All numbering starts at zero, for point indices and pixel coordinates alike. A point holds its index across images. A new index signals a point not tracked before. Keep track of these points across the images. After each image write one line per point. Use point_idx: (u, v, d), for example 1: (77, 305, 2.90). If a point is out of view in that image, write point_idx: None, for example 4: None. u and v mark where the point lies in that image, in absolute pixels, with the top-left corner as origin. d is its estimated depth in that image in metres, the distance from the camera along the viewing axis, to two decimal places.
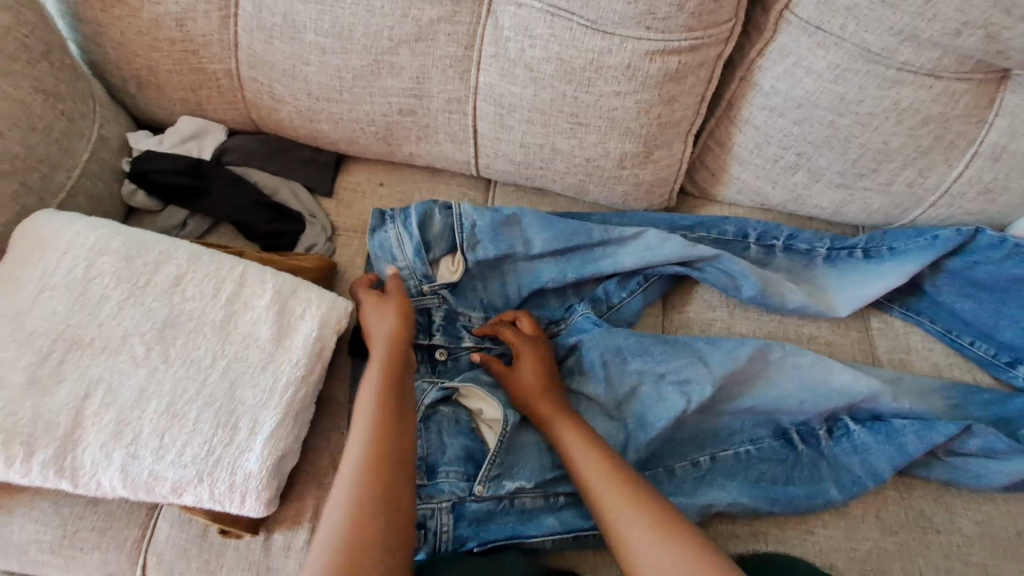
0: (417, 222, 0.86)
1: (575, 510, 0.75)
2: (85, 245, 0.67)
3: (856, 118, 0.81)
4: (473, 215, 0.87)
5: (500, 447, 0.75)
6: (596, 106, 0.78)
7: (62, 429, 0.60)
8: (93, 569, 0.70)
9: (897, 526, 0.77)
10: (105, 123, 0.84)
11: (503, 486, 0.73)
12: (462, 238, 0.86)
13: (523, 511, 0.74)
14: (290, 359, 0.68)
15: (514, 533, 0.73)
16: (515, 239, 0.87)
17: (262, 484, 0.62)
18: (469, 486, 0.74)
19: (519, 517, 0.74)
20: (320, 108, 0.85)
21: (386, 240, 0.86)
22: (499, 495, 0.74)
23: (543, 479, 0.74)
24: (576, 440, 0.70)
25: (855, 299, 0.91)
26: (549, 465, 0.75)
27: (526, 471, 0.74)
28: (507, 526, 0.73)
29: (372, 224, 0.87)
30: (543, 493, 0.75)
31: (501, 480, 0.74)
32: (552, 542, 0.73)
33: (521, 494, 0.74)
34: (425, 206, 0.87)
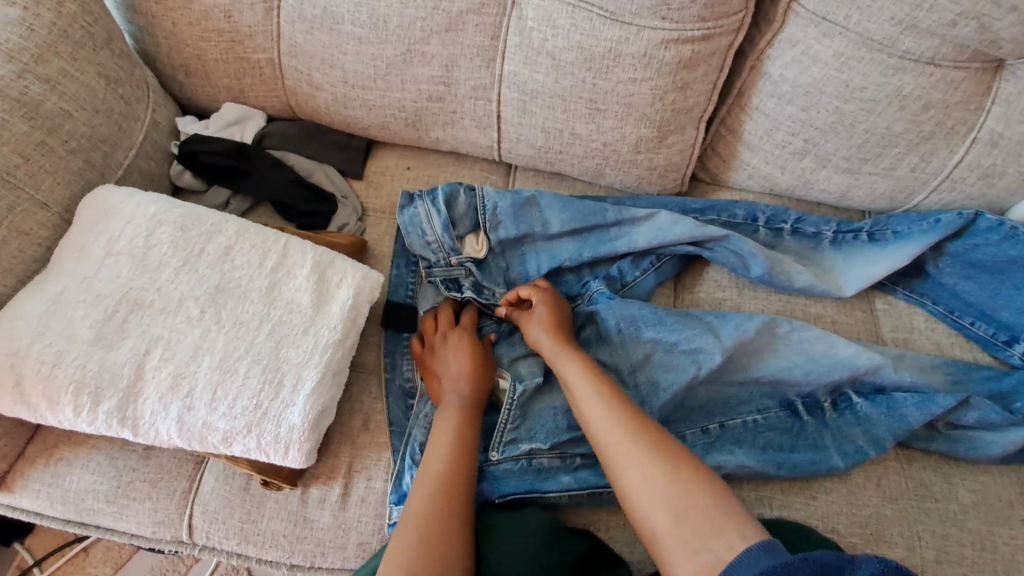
0: (446, 201, 0.91)
1: (591, 469, 0.79)
2: (146, 216, 0.74)
3: (860, 105, 0.85)
4: (495, 197, 0.92)
5: (516, 411, 0.81)
6: (614, 92, 0.83)
7: (126, 382, 0.66)
8: (144, 517, 0.76)
9: (898, 494, 0.81)
10: (158, 108, 0.90)
11: (519, 447, 0.79)
12: (485, 218, 0.91)
13: (540, 470, 0.78)
14: (329, 323, 0.74)
15: (533, 487, 0.77)
16: (534, 220, 0.92)
17: (304, 436, 0.68)
18: (486, 451, 0.79)
19: (537, 475, 0.78)
20: (354, 95, 0.91)
21: (415, 216, 0.91)
22: (516, 456, 0.78)
23: (559, 440, 0.79)
24: (582, 378, 0.75)
25: (860, 279, 0.95)
26: (564, 426, 0.80)
27: (542, 433, 0.80)
28: (526, 482, 0.77)
29: (401, 202, 0.92)
30: (560, 454, 0.79)
31: (516, 441, 0.79)
32: (568, 498, 0.77)
33: (538, 454, 0.79)
34: (452, 187, 0.92)
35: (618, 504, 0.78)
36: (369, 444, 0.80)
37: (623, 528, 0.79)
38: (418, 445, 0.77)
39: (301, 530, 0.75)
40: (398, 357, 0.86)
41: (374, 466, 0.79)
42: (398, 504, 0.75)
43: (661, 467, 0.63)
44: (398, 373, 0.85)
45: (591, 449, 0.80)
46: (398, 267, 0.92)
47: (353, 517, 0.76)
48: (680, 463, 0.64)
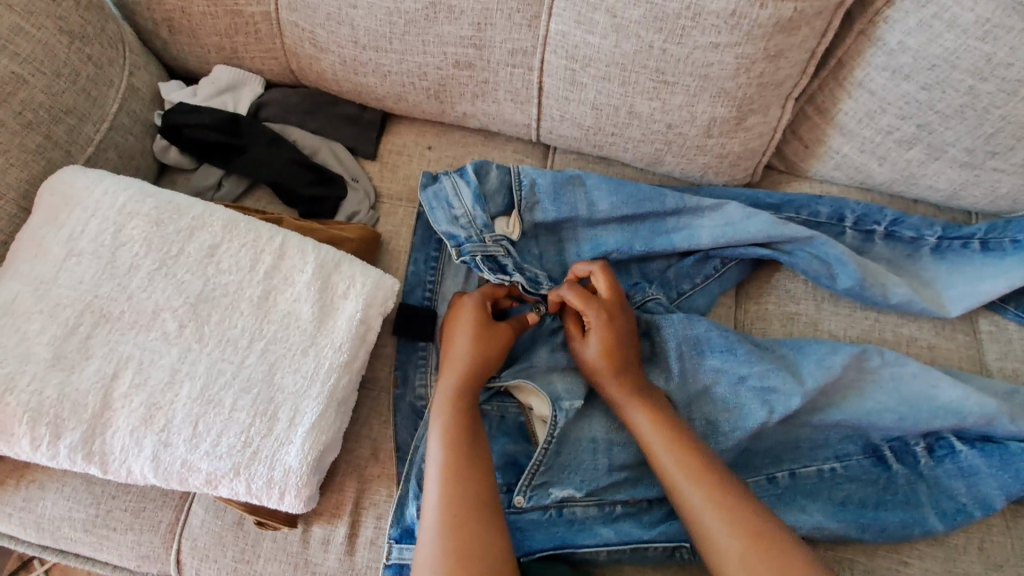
0: (475, 174, 0.78)
1: (632, 520, 0.68)
2: (115, 206, 0.61)
3: (1001, 85, 0.67)
4: (534, 172, 0.79)
5: (551, 449, 0.68)
6: (688, 61, 0.67)
7: (90, 411, 0.55)
8: (126, 550, 0.67)
9: (1005, 561, 0.67)
10: (135, 70, 0.77)
11: (550, 495, 0.67)
12: (520, 195, 0.78)
13: (573, 520, 0.68)
14: (333, 342, 0.62)
15: (564, 542, 0.66)
16: (578, 201, 0.79)
17: (302, 481, 0.57)
18: (510, 497, 0.68)
19: (569, 527, 0.67)
20: (366, 58, 0.76)
21: (440, 190, 0.77)
22: (544, 505, 0.67)
23: (596, 487, 0.67)
24: (659, 438, 0.62)
25: (969, 297, 0.79)
26: (603, 469, 0.68)
27: (577, 479, 0.67)
28: (556, 534, 0.67)
29: (423, 180, 0.79)
30: (597, 502, 0.68)
31: (547, 486, 0.67)
32: (607, 555, 0.67)
33: (570, 502, 0.68)
34: (481, 162, 0.79)
35: (663, 562, 0.67)
36: (379, 477, 0.68)
37: None
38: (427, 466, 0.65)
39: None
40: (411, 370, 0.72)
41: (384, 503, 0.67)
42: (402, 540, 0.64)
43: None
44: (410, 390, 0.71)
45: (633, 496, 0.68)
46: (415, 262, 0.77)
47: (362, 562, 0.65)
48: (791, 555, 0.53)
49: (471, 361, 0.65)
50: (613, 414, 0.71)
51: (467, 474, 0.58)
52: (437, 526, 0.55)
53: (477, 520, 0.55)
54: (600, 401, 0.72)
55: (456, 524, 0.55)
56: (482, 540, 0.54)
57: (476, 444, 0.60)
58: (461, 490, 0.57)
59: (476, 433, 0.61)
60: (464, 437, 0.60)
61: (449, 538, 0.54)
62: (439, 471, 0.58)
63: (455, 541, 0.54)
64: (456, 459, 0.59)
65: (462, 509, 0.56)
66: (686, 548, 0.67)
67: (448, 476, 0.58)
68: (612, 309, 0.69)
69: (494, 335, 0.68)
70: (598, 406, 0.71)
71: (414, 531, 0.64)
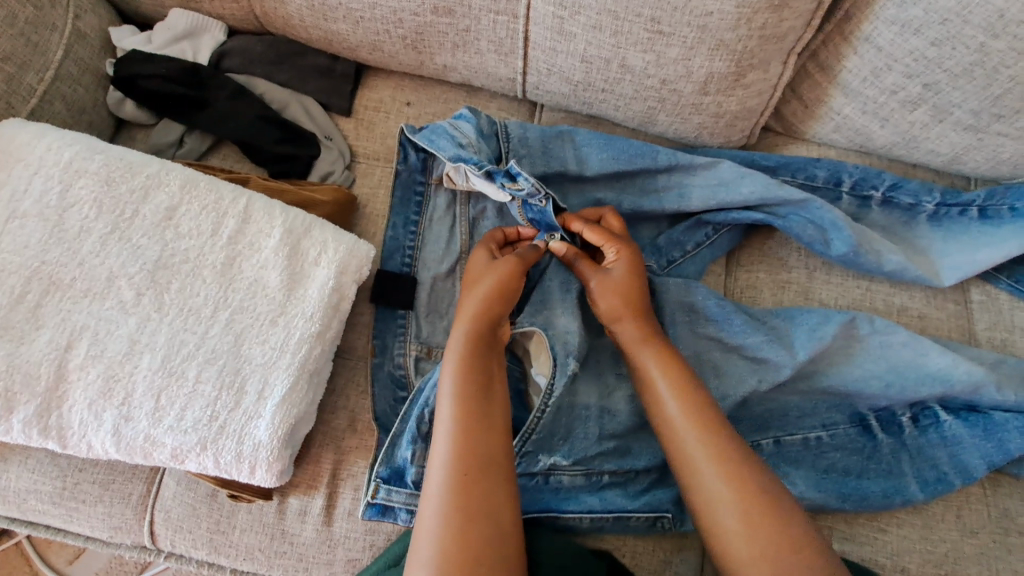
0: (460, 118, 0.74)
1: (618, 489, 0.67)
2: (59, 163, 0.56)
3: (1013, 42, 0.63)
4: (519, 128, 0.74)
5: (544, 416, 0.64)
6: (685, 9, 0.62)
7: (44, 384, 0.52)
8: (97, 522, 0.65)
9: (978, 526, 0.68)
10: (81, 13, 0.71)
11: (536, 463, 0.65)
12: (508, 148, 0.73)
13: (559, 489, 0.66)
14: (304, 312, 0.58)
15: (547, 507, 0.66)
16: (567, 156, 0.75)
17: (274, 456, 0.54)
18: None
19: (555, 495, 0.66)
20: (336, 2, 0.70)
21: (436, 131, 0.72)
22: (532, 472, 0.66)
23: (586, 457, 0.66)
24: (673, 394, 0.59)
25: (962, 266, 0.77)
26: (595, 438, 0.66)
27: (566, 448, 0.65)
28: (540, 500, 0.66)
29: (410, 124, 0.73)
30: (585, 471, 0.66)
31: (535, 454, 0.65)
32: (590, 522, 0.66)
33: (557, 471, 0.66)
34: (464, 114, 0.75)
35: (645, 532, 0.67)
36: (357, 448, 0.66)
37: (652, 554, 0.67)
38: (427, 411, 0.63)
39: (279, 545, 0.63)
40: (390, 339, 0.69)
41: (362, 474, 0.65)
42: (390, 481, 0.63)
43: (766, 537, 0.50)
44: (389, 358, 0.69)
45: (621, 466, 0.67)
46: (394, 227, 0.73)
47: (340, 533, 0.64)
48: (782, 518, 0.51)
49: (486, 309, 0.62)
50: (603, 384, 0.69)
51: (482, 423, 0.56)
52: (447, 473, 0.53)
53: (486, 476, 0.53)
54: (591, 368, 0.69)
55: (467, 474, 0.53)
56: (489, 494, 0.52)
57: (491, 394, 0.58)
58: (474, 438, 0.55)
59: (490, 382, 0.58)
60: (479, 385, 0.57)
61: (458, 487, 0.52)
62: (451, 418, 0.56)
63: (463, 490, 0.52)
64: (471, 407, 0.56)
65: (471, 456, 0.54)
66: (669, 518, 0.66)
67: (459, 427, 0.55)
68: (630, 250, 0.67)
69: (512, 280, 0.64)
70: (590, 372, 0.69)
71: (403, 475, 0.63)
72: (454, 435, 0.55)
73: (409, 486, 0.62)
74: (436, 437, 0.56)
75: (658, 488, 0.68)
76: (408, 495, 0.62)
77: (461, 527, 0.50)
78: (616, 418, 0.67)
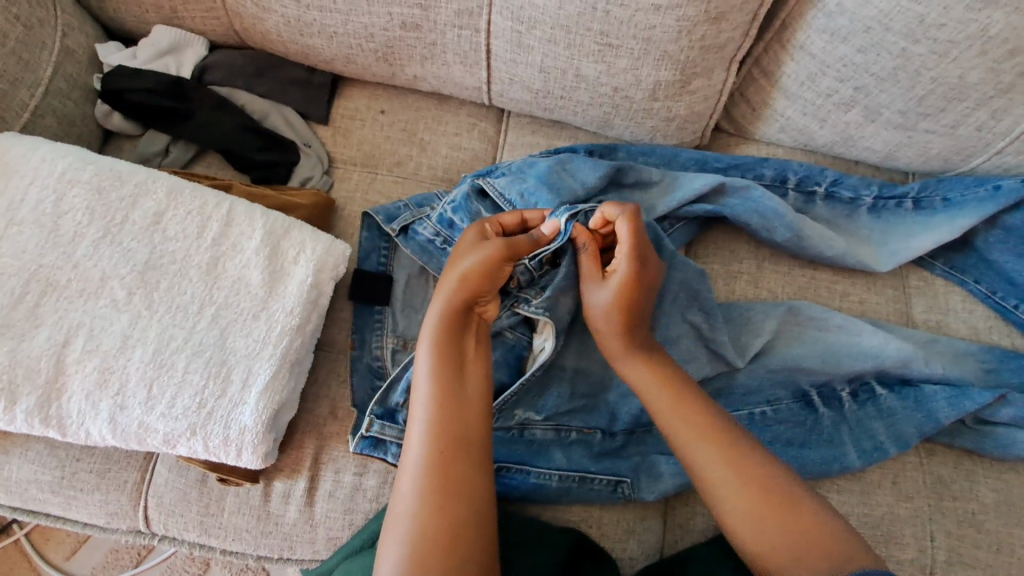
0: (469, 219, 0.75)
1: (584, 449, 0.73)
2: (53, 174, 0.61)
3: (932, 47, 0.69)
4: (515, 184, 0.76)
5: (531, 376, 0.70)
6: (631, 23, 0.67)
7: (44, 377, 0.57)
8: (94, 508, 0.69)
9: (913, 492, 0.74)
10: (69, 31, 0.75)
11: (512, 416, 0.71)
12: None
13: (532, 442, 0.72)
14: (284, 306, 0.63)
15: (521, 461, 0.71)
16: (567, 183, 0.76)
17: (258, 439, 0.59)
18: None
19: (528, 446, 0.72)
20: (311, 18, 0.75)
21: None
22: (507, 425, 0.71)
23: (556, 412, 0.72)
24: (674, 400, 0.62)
25: (898, 254, 0.83)
26: (565, 399, 0.72)
27: (541, 404, 0.71)
28: (515, 453, 0.71)
29: (437, 267, 0.75)
30: (555, 426, 0.73)
31: (511, 410, 0.71)
32: (557, 479, 0.71)
33: (532, 425, 0.72)
34: (468, 205, 0.75)
35: (607, 498, 0.71)
36: (338, 434, 0.71)
37: (617, 525, 0.72)
38: None
39: (265, 526, 0.68)
40: (368, 333, 0.74)
41: (342, 458, 0.70)
42: (383, 417, 0.68)
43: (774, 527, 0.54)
44: (367, 351, 0.73)
45: (587, 422, 0.73)
46: (369, 229, 0.77)
47: (321, 513, 0.69)
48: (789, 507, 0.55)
49: (471, 282, 0.61)
50: (583, 345, 0.74)
51: (455, 409, 0.57)
52: (420, 463, 0.55)
53: (455, 446, 0.55)
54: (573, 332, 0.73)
55: (442, 460, 0.54)
56: (458, 462, 0.55)
57: (467, 388, 0.58)
58: (445, 426, 0.56)
59: (466, 378, 0.59)
60: (454, 370, 0.59)
61: (431, 477, 0.54)
62: (426, 404, 0.57)
63: (438, 477, 0.54)
64: (443, 406, 0.57)
65: (447, 433, 0.56)
66: (628, 482, 0.72)
67: (437, 392, 0.57)
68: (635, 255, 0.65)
69: (489, 279, 0.62)
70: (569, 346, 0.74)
71: (395, 414, 0.68)
72: (427, 422, 0.56)
73: (401, 423, 0.68)
74: (410, 432, 0.57)
75: (621, 456, 0.73)
76: (400, 432, 0.68)
77: (433, 488, 0.53)
78: (581, 389, 0.73)
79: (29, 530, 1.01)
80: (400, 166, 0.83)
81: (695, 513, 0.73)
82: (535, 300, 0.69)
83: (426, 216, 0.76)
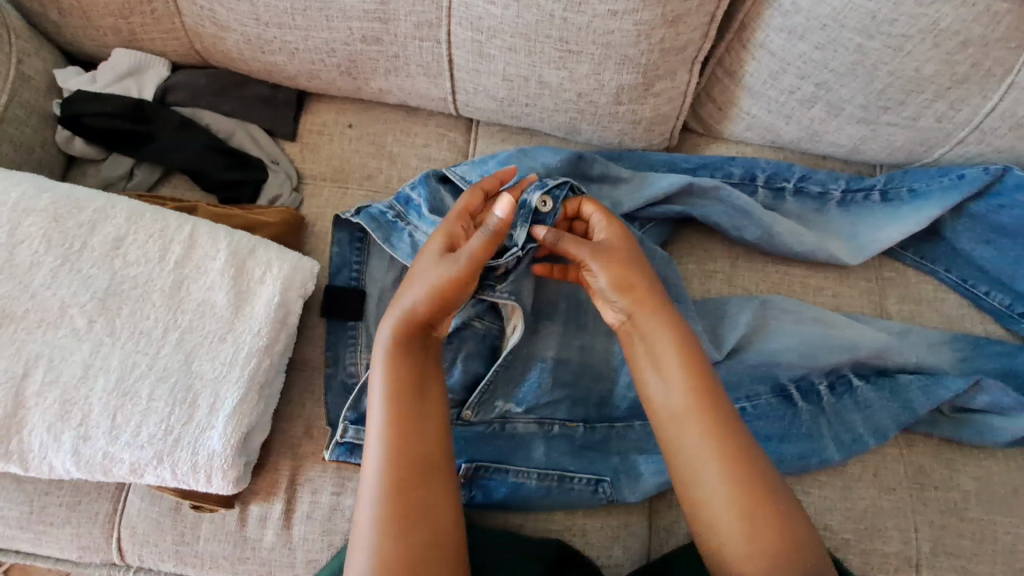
0: (428, 195, 0.74)
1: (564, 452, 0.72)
2: (6, 203, 0.60)
3: (886, 41, 0.70)
4: (477, 168, 0.76)
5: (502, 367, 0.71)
6: (589, 29, 0.68)
7: (3, 412, 0.56)
8: (65, 543, 0.68)
9: (895, 483, 0.74)
10: (25, 57, 0.74)
11: (489, 418, 0.71)
12: None
13: (511, 448, 0.71)
14: (251, 327, 0.62)
15: (502, 468, 0.70)
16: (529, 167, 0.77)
17: (228, 464, 0.58)
18: (457, 411, 0.71)
19: (507, 454, 0.71)
20: (271, 36, 0.74)
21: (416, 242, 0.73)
22: (488, 419, 0.71)
23: (532, 414, 0.72)
24: (683, 378, 0.57)
25: (868, 246, 0.84)
26: (542, 404, 0.72)
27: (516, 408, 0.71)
28: (495, 459, 0.70)
29: (383, 236, 0.74)
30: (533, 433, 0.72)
31: (488, 410, 0.71)
32: (536, 481, 0.70)
33: (513, 418, 0.72)
34: (427, 185, 0.75)
35: (588, 499, 0.70)
36: (314, 453, 0.70)
37: (600, 531, 0.71)
38: None
39: (241, 552, 0.67)
40: (342, 350, 0.73)
41: (319, 478, 0.69)
42: (357, 423, 0.68)
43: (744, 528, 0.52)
44: (341, 368, 0.72)
45: (566, 426, 0.73)
46: (339, 243, 0.76)
47: (298, 535, 0.67)
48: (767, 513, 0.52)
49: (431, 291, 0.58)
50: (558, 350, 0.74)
51: (414, 427, 0.55)
52: (379, 481, 0.53)
53: (414, 462, 0.54)
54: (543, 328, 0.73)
55: (408, 479, 0.53)
56: (418, 478, 0.54)
57: (425, 401, 0.57)
58: (408, 447, 0.54)
59: (423, 391, 0.57)
60: (412, 388, 0.57)
61: (393, 499, 0.52)
62: (383, 422, 0.55)
63: (396, 493, 0.53)
64: (398, 420, 0.55)
65: (404, 448, 0.54)
66: (608, 483, 0.71)
67: (393, 406, 0.56)
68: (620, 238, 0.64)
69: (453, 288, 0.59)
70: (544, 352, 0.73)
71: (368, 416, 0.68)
72: (385, 440, 0.54)
73: None
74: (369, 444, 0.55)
75: (602, 458, 0.72)
76: None
77: (392, 504, 0.52)
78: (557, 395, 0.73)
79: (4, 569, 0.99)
80: (369, 179, 0.83)
81: (679, 515, 0.72)
82: (499, 286, 0.68)
83: (390, 205, 0.75)
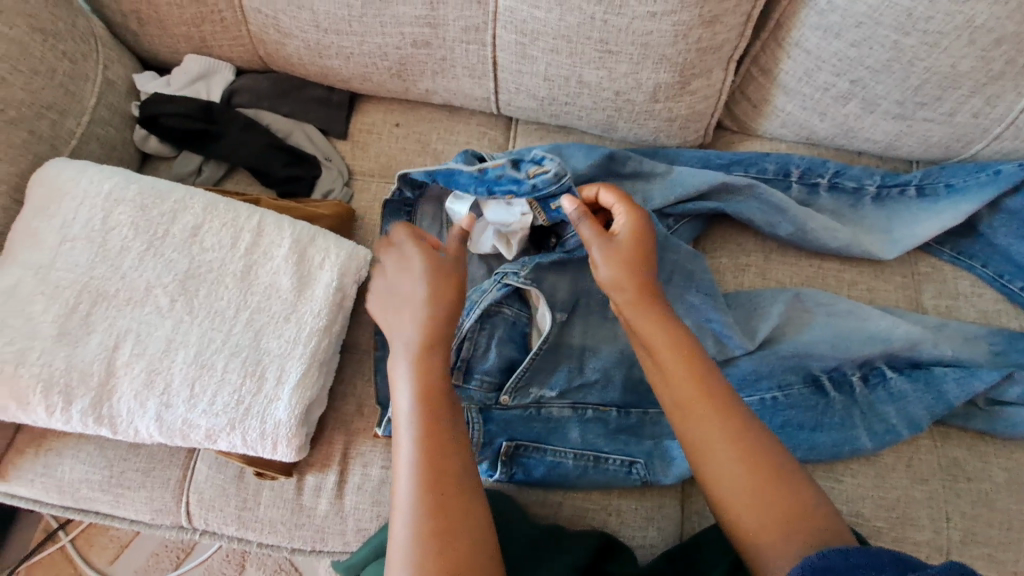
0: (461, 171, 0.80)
1: (599, 435, 0.75)
2: (100, 194, 0.67)
3: (923, 38, 0.71)
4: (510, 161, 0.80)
5: (540, 353, 0.74)
6: (628, 31, 0.71)
7: (97, 380, 0.62)
8: (141, 505, 0.74)
9: (929, 474, 0.75)
10: (110, 64, 0.82)
11: (528, 400, 0.75)
12: None
13: (549, 429, 0.75)
14: (312, 308, 0.68)
15: (540, 448, 0.73)
16: None
17: (293, 432, 0.63)
18: (496, 396, 0.75)
19: (545, 436, 0.74)
20: (329, 41, 0.80)
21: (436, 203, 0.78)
22: (525, 403, 0.75)
23: (569, 398, 0.76)
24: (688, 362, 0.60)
25: (903, 241, 0.85)
26: (578, 388, 0.76)
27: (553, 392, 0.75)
28: (534, 439, 0.74)
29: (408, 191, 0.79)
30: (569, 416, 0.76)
31: (527, 392, 0.75)
32: (573, 461, 0.73)
33: (548, 402, 0.75)
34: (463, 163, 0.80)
35: (622, 479, 0.73)
36: (364, 429, 0.75)
37: (634, 512, 0.74)
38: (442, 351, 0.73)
39: (298, 518, 0.72)
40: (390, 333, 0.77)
41: (368, 452, 0.74)
42: None
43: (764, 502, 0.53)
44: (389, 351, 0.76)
45: (600, 410, 0.76)
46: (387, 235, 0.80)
47: (350, 505, 0.72)
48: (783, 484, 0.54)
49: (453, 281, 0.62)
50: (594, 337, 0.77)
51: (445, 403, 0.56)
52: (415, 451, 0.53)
53: (447, 432, 0.54)
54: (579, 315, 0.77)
55: (439, 472, 0.52)
56: (452, 449, 0.54)
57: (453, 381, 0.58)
58: (440, 431, 0.54)
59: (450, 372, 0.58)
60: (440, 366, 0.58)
61: (428, 469, 0.52)
62: (415, 397, 0.56)
63: (432, 464, 0.52)
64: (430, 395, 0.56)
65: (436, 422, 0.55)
66: (642, 465, 0.74)
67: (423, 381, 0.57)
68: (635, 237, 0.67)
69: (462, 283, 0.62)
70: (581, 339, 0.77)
71: None
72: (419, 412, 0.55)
73: None
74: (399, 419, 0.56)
75: (636, 442, 0.75)
76: None
77: (429, 474, 0.52)
78: (593, 380, 0.76)
79: (75, 535, 1.07)
80: None
81: None
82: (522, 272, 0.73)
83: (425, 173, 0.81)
